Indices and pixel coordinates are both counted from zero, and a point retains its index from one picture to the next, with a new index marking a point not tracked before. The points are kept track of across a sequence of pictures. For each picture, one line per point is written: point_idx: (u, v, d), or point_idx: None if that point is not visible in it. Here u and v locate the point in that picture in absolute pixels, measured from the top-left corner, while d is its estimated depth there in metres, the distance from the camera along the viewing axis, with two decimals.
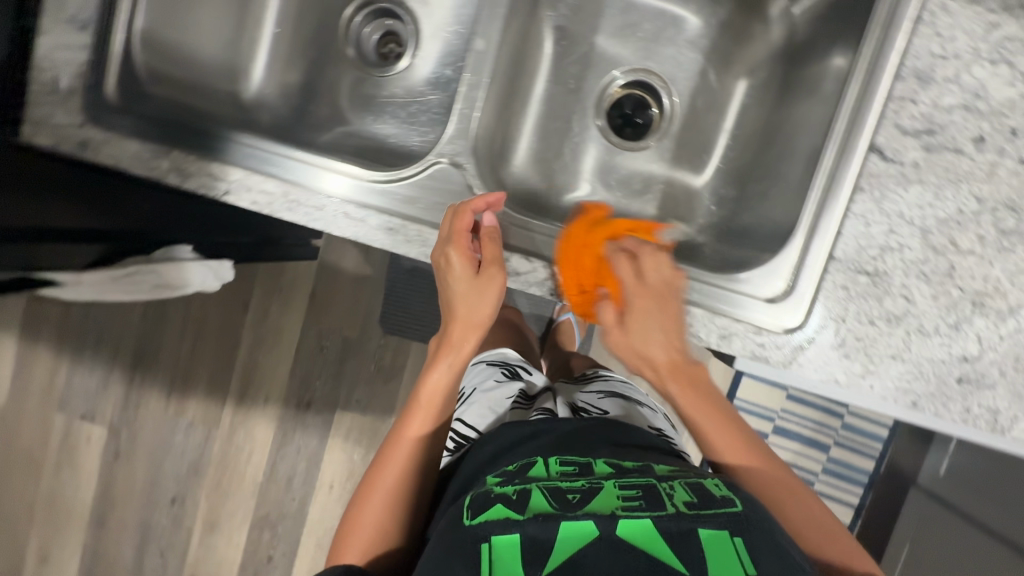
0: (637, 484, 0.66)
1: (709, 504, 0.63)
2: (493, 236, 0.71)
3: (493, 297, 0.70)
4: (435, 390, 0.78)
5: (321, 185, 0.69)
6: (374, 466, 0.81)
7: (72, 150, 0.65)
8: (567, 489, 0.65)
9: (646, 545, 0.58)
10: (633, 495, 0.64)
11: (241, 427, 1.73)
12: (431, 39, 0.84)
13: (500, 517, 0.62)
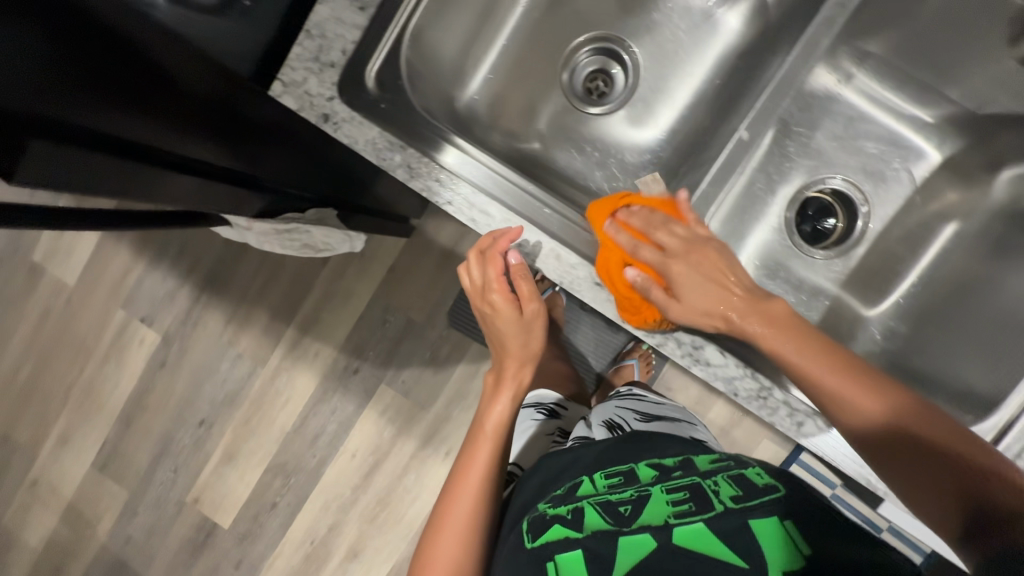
0: (686, 484, 0.57)
1: (751, 496, 0.54)
2: (522, 272, 0.78)
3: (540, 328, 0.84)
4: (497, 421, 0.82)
5: (547, 225, 0.63)
6: (450, 487, 0.75)
7: (312, 119, 0.61)
8: (616, 501, 0.57)
9: (713, 549, 0.50)
10: (680, 496, 0.56)
11: (285, 373, 1.75)
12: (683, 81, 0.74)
13: (561, 538, 0.53)
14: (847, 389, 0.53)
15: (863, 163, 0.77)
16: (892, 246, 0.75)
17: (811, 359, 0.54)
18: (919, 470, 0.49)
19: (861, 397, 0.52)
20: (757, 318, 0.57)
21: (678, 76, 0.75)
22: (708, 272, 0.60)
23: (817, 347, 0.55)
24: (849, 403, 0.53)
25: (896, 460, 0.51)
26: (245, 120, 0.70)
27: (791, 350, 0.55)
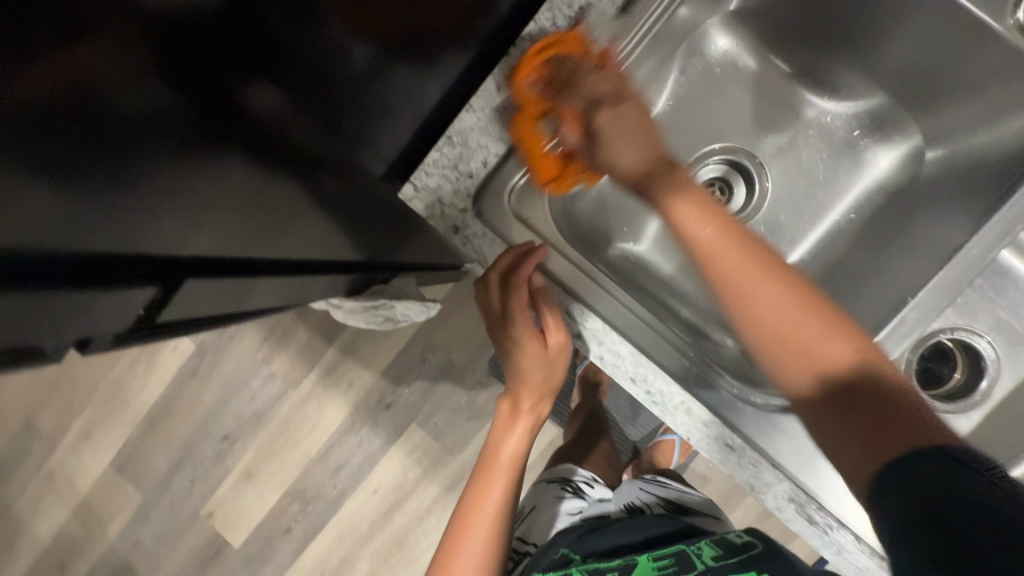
0: (672, 552, 0.63)
1: (727, 552, 0.62)
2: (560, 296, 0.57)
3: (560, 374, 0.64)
4: (512, 453, 0.69)
5: (683, 377, 0.55)
6: (459, 516, 0.66)
7: (441, 229, 0.58)
8: (605, 568, 0.63)
9: None
10: (666, 563, 0.62)
11: (315, 398, 1.71)
12: (804, 215, 0.71)
13: None
14: (839, 353, 0.47)
15: (1006, 321, 0.71)
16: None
17: (787, 314, 0.48)
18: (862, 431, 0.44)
19: (837, 352, 0.47)
20: (716, 236, 0.53)
21: (817, 207, 0.71)
22: (634, 135, 0.58)
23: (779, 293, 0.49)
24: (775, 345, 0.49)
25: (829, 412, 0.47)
26: (343, 157, 0.48)
27: (767, 294, 0.49)
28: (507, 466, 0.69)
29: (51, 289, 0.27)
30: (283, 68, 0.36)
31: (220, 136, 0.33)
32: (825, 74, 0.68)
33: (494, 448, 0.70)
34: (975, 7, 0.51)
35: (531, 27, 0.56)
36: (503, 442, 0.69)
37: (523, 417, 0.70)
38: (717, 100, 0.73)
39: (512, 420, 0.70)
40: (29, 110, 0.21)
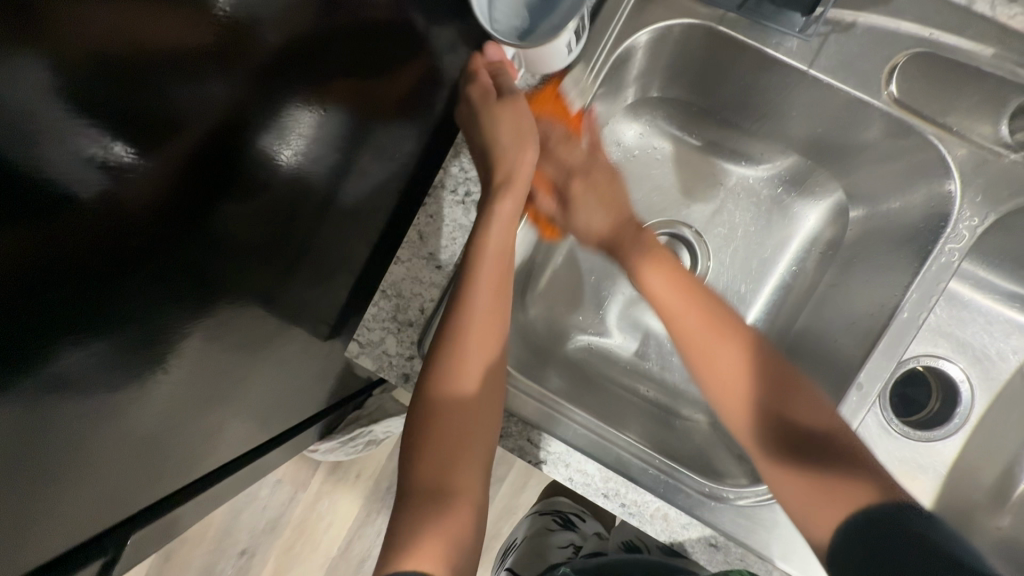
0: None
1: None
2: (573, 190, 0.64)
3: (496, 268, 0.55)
4: (478, 358, 0.53)
5: (652, 484, 0.56)
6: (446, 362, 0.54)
7: (392, 379, 0.59)
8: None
9: None
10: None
11: (327, 496, 1.70)
12: (744, 276, 0.73)
13: None
14: (788, 402, 0.53)
15: (970, 342, 0.72)
16: (1010, 430, 0.69)
17: (745, 372, 0.55)
18: (814, 467, 0.49)
19: (789, 395, 0.53)
20: (682, 289, 0.59)
21: (760, 266, 0.72)
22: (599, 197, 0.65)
23: (740, 361, 0.55)
24: (733, 397, 0.54)
25: (782, 438, 0.52)
26: (296, 268, 0.57)
27: (727, 363, 0.55)
28: (480, 339, 0.54)
29: (202, 420, 0.57)
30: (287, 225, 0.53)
31: (272, 293, 0.56)
32: (737, 144, 0.71)
33: (459, 351, 0.53)
34: (854, 89, 0.53)
35: (442, 174, 0.58)
36: (465, 365, 0.52)
37: (471, 335, 0.53)
38: (643, 181, 0.75)
39: (468, 329, 0.53)
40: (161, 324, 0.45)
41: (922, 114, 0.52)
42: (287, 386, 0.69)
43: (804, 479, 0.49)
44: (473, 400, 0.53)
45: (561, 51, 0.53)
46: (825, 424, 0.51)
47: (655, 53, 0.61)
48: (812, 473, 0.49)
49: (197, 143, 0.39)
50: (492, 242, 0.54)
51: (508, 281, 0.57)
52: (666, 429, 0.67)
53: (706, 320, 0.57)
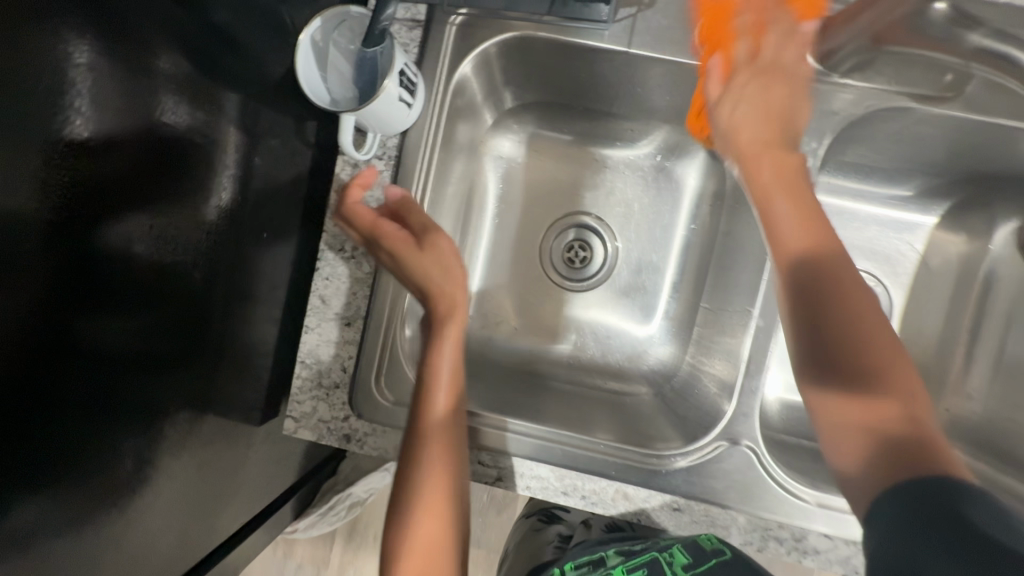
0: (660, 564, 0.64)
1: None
2: (754, 73, 0.50)
3: (442, 377, 0.55)
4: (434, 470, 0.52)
5: (603, 468, 0.57)
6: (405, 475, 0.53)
7: (334, 443, 0.59)
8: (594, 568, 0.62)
9: None
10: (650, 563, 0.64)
11: (350, 568, 1.65)
12: (651, 245, 0.76)
13: None
14: (881, 404, 0.42)
15: (867, 246, 0.74)
16: (930, 316, 0.73)
17: (858, 367, 0.44)
18: (862, 428, 0.42)
19: (890, 391, 0.43)
20: (805, 232, 0.46)
21: (664, 232, 0.75)
22: (756, 99, 0.49)
23: (849, 332, 0.44)
24: (835, 382, 0.44)
25: (841, 417, 0.44)
26: (226, 350, 0.59)
27: (825, 335, 0.45)
28: (440, 455, 0.53)
29: (186, 512, 0.61)
30: (201, 305, 0.55)
31: (218, 373, 0.59)
32: (607, 129, 0.74)
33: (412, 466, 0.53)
34: (675, 56, 0.56)
35: (325, 237, 0.59)
36: (422, 478, 0.52)
37: (428, 447, 0.52)
38: (533, 185, 0.77)
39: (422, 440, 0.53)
40: (94, 438, 0.47)
41: None
42: (265, 457, 0.71)
43: (857, 439, 0.42)
44: (431, 506, 0.52)
45: (394, 108, 0.51)
46: (909, 439, 0.41)
47: (491, 73, 0.63)
48: (867, 439, 0.42)
49: (48, 258, 0.40)
50: (439, 367, 0.55)
51: (461, 397, 0.55)
52: (615, 411, 0.68)
53: (819, 259, 0.46)
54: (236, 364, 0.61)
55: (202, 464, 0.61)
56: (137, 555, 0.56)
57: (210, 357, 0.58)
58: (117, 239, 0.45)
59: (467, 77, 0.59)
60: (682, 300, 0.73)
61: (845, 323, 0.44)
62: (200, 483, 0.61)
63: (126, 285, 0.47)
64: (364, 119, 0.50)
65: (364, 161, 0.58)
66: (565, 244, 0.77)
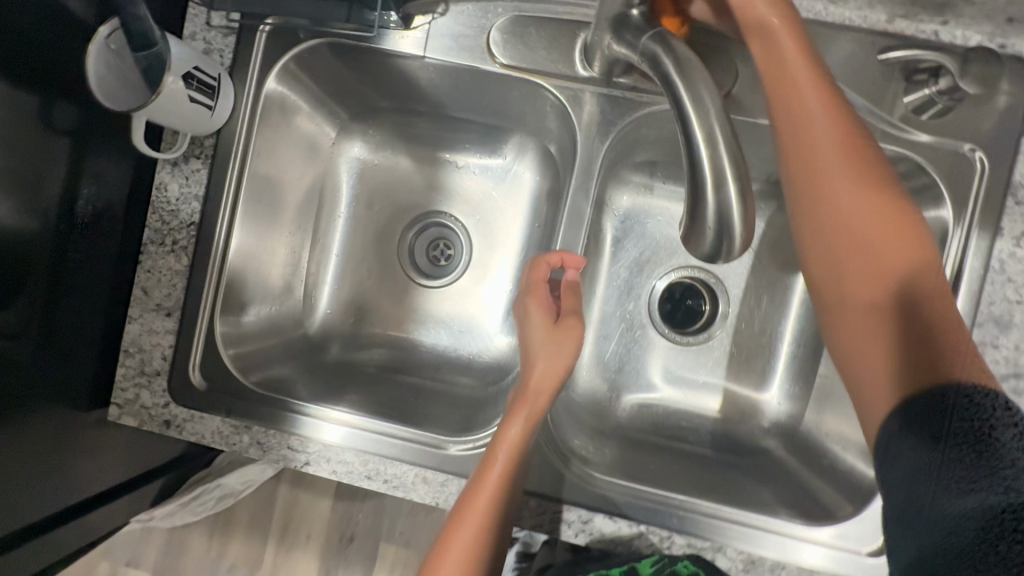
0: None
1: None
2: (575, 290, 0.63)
3: (509, 455, 0.56)
4: (476, 529, 0.55)
5: (404, 453, 0.60)
6: (447, 523, 0.56)
7: (155, 429, 0.62)
8: None
9: None
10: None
11: (283, 565, 1.66)
12: (497, 243, 0.79)
13: None
14: (872, 354, 0.47)
15: None
16: (761, 312, 0.75)
17: (906, 365, 0.45)
18: (869, 327, 0.48)
19: (905, 255, 0.48)
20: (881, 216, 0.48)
21: (510, 227, 0.78)
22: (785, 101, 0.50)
23: (909, 368, 0.44)
24: (856, 327, 0.49)
25: (863, 362, 0.48)
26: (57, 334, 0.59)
27: (857, 336, 0.49)
28: (484, 523, 0.55)
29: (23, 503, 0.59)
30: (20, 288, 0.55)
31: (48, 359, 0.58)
32: (453, 136, 0.77)
33: (454, 521, 0.55)
34: (470, 64, 0.61)
35: (147, 232, 0.62)
36: (456, 538, 0.55)
37: (479, 507, 0.55)
38: (387, 185, 0.80)
39: (472, 501, 0.55)
40: None
41: (528, 70, 0.60)
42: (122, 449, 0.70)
43: (882, 380, 0.46)
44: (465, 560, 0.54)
45: (188, 108, 0.55)
46: (933, 300, 0.47)
47: (317, 79, 0.66)
48: (893, 367, 0.45)
49: None
50: (510, 437, 0.57)
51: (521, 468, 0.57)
52: (444, 401, 0.70)
53: (907, 250, 0.48)
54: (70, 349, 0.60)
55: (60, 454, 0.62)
56: None
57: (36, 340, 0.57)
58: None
59: (278, 91, 0.63)
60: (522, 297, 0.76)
61: (888, 355, 0.46)
62: (61, 475, 0.63)
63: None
64: (155, 118, 0.54)
65: (182, 160, 0.61)
66: (428, 243, 0.80)
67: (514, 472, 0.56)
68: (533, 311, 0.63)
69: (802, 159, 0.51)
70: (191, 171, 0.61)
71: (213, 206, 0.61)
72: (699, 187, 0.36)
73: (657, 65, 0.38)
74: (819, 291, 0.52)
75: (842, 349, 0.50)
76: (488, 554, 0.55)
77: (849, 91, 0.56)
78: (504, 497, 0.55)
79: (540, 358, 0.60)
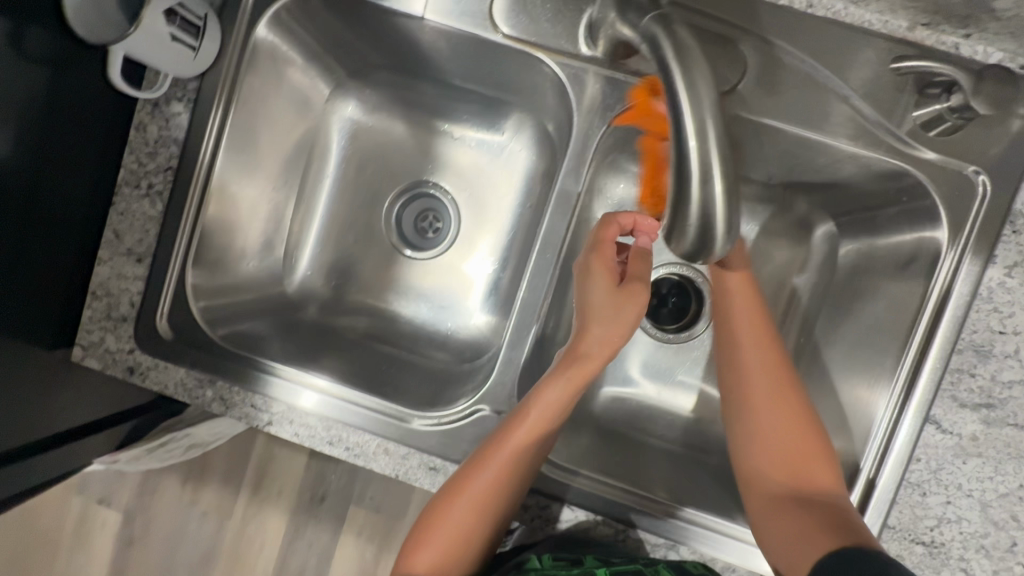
0: (628, 568, 0.55)
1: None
2: (645, 255, 0.57)
3: (544, 417, 0.53)
4: (491, 482, 0.53)
5: (368, 423, 0.59)
6: (465, 466, 0.55)
7: (118, 374, 0.61)
8: None
9: None
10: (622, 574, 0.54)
11: (254, 517, 1.69)
12: (485, 220, 0.77)
13: None
14: (789, 531, 0.50)
15: None
16: None
17: (812, 544, 0.48)
18: (788, 516, 0.51)
19: (829, 481, 0.52)
20: (774, 406, 0.54)
21: (501, 203, 0.76)
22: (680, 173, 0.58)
23: (813, 510, 0.50)
24: (776, 523, 0.51)
25: (767, 507, 0.52)
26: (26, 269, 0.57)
27: (762, 459, 0.54)
28: (499, 478, 0.53)
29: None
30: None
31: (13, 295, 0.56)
32: (450, 106, 0.75)
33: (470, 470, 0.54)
34: (472, 31, 0.58)
35: (122, 173, 0.60)
36: (466, 485, 0.54)
37: (498, 460, 0.53)
38: (379, 149, 0.77)
39: (491, 455, 0.53)
40: None
41: (530, 43, 0.57)
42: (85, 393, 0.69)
43: (812, 531, 0.49)
44: (473, 506, 0.53)
45: (167, 49, 0.52)
46: (830, 507, 0.50)
47: (311, 31, 0.63)
48: (821, 532, 0.48)
49: None
50: (546, 402, 0.53)
51: (547, 436, 0.55)
52: (415, 375, 0.70)
53: (796, 482, 0.52)
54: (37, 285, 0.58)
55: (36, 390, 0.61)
56: None
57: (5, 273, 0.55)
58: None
59: (268, 41, 0.61)
60: (506, 277, 0.75)
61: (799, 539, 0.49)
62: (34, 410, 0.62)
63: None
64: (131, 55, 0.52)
65: (163, 101, 0.59)
66: (418, 213, 0.78)
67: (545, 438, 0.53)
68: (597, 267, 0.56)
69: (724, 334, 0.57)
70: (171, 114, 0.59)
71: (192, 152, 0.59)
72: (686, 179, 0.34)
73: (656, 47, 0.37)
74: (757, 511, 0.53)
75: (753, 509, 0.53)
76: (498, 510, 0.54)
77: (858, 99, 0.53)
78: (525, 461, 0.53)
79: (602, 350, 0.54)
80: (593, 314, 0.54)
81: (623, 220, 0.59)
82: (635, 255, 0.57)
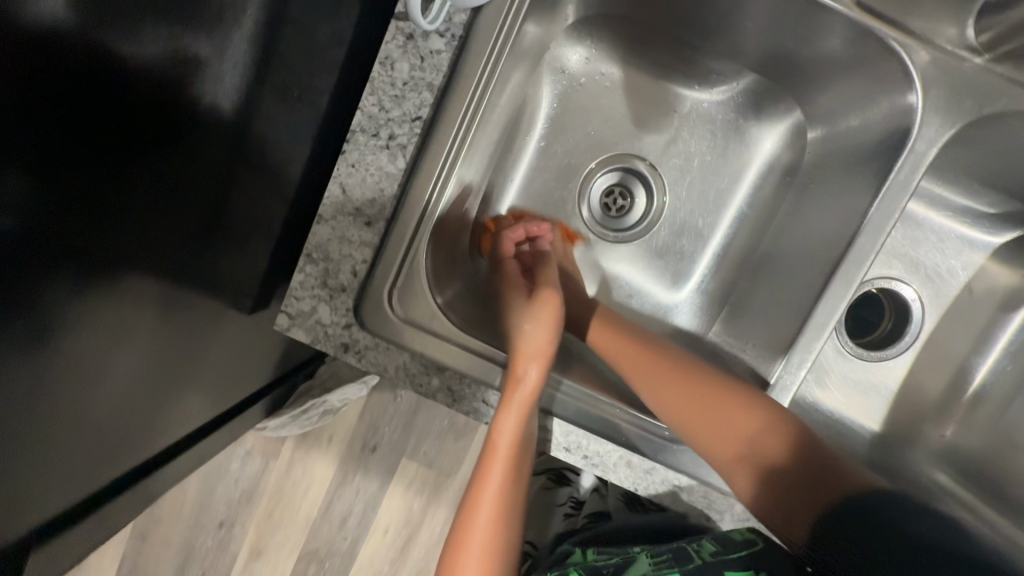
0: (670, 548, 0.57)
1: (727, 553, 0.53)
2: (548, 266, 0.63)
3: (516, 428, 0.51)
4: (492, 511, 0.53)
5: (616, 434, 0.54)
6: (463, 506, 0.55)
7: (329, 351, 0.53)
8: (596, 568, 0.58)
9: None
10: (662, 558, 0.56)
11: (298, 465, 1.32)
12: (700, 208, 0.68)
13: None
14: (739, 428, 0.51)
15: (912, 257, 0.72)
16: (958, 337, 0.71)
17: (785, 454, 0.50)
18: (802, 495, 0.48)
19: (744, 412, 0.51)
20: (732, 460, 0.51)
21: (718, 200, 0.68)
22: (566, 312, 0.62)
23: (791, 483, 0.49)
24: (750, 430, 0.51)
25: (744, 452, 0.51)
26: (215, 217, 0.53)
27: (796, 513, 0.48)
28: (498, 501, 0.54)
29: (153, 383, 0.56)
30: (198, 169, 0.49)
31: (195, 242, 0.52)
32: (690, 63, 0.65)
33: (470, 508, 0.54)
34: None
35: (358, 116, 0.49)
36: (470, 525, 0.53)
37: (487, 499, 0.54)
38: (597, 108, 0.68)
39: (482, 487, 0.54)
40: (90, 270, 0.42)
41: (884, 18, 0.49)
42: (226, 338, 0.64)
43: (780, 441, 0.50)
44: (486, 539, 0.53)
45: None
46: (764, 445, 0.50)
47: None
48: (749, 437, 0.51)
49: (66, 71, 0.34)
50: (504, 428, 0.52)
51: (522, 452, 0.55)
52: (625, 373, 0.64)
53: (756, 463, 0.51)
54: (213, 232, 0.54)
55: (74, 365, 0.44)
56: (108, 423, 0.52)
57: (194, 226, 0.51)
58: (94, 49, 0.36)
59: None
60: (724, 270, 0.68)
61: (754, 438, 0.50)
62: (72, 396, 0.46)
63: (92, 118, 0.37)
64: None
65: (422, 33, 0.49)
66: (611, 190, 0.69)
67: (520, 444, 0.52)
68: (510, 294, 0.60)
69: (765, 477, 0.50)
70: (429, 50, 0.49)
71: (449, 101, 0.49)
72: None
73: None
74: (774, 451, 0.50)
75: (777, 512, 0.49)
76: (507, 534, 0.54)
77: None
78: (512, 475, 0.54)
79: (532, 364, 0.52)
80: (513, 334, 0.56)
81: (514, 235, 0.64)
82: (541, 267, 0.63)
